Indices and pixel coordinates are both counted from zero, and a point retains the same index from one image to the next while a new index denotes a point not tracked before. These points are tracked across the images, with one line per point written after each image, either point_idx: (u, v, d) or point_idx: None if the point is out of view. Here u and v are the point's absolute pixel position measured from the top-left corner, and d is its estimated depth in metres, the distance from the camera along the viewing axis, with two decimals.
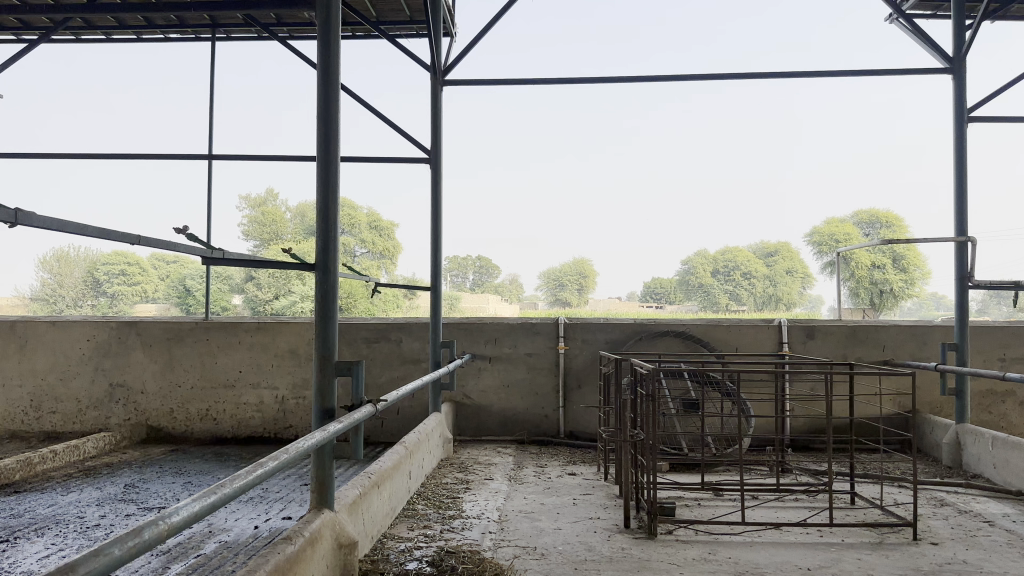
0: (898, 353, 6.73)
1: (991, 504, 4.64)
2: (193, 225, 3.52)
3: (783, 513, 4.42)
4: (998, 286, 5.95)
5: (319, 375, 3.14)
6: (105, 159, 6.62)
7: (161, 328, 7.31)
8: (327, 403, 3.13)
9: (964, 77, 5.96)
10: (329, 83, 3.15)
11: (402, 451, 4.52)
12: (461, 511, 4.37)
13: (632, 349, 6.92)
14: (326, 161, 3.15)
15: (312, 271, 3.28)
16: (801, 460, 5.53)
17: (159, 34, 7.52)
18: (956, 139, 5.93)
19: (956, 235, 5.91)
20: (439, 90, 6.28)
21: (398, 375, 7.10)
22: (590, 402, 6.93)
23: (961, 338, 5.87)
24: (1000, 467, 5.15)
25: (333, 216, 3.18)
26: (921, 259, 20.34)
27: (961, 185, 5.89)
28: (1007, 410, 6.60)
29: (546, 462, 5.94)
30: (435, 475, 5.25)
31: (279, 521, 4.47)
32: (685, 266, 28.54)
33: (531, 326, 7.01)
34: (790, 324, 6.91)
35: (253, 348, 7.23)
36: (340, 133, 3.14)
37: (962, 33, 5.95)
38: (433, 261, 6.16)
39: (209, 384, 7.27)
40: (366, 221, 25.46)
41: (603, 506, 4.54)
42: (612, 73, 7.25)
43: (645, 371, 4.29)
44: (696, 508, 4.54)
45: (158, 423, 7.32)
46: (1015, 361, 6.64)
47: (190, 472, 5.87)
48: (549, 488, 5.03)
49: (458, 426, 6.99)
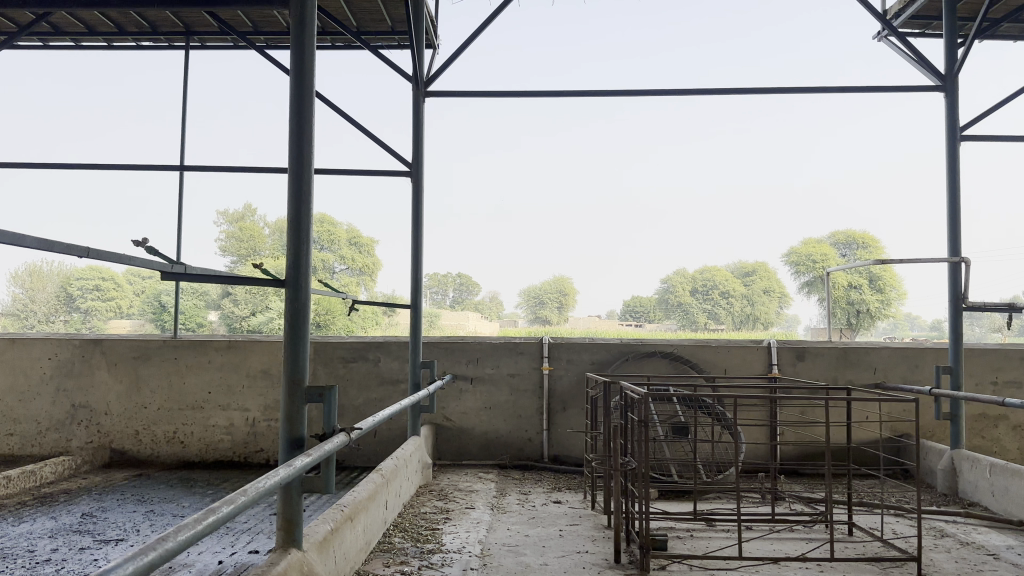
0: (889, 375, 6.57)
1: (993, 535, 4.45)
2: (153, 237, 3.16)
3: (781, 546, 4.18)
4: (992, 307, 5.81)
5: (286, 402, 2.88)
6: (68, 171, 6.26)
7: (127, 345, 6.99)
8: (296, 431, 2.88)
9: (956, 94, 5.85)
10: (302, 86, 2.92)
11: (378, 480, 4.23)
12: (440, 544, 4.10)
13: (618, 370, 6.72)
14: (297, 173, 2.91)
15: (279, 286, 3.02)
16: (794, 487, 5.33)
17: (131, 41, 7.30)
18: (948, 156, 5.81)
19: (950, 255, 5.77)
20: (421, 101, 6.04)
21: (376, 396, 6.82)
22: (575, 425, 6.71)
23: (956, 361, 5.70)
24: (998, 495, 4.97)
25: (306, 232, 2.93)
26: (897, 280, 20.42)
27: (954, 205, 5.76)
28: (1000, 435, 6.46)
29: (530, 488, 5.70)
30: (413, 504, 4.98)
31: (246, 554, 4.17)
32: (663, 285, 28.41)
33: (514, 345, 6.77)
34: (779, 345, 6.74)
35: (223, 368, 6.93)
36: (312, 142, 2.92)
37: (954, 51, 5.83)
38: (414, 275, 5.88)
39: (177, 405, 6.95)
40: (346, 237, 25.31)
41: (592, 538, 4.30)
42: (598, 90, 7.09)
43: (636, 397, 4.05)
44: (690, 540, 4.31)
45: (122, 445, 6.98)
46: (1008, 385, 6.50)
47: (154, 500, 5.55)
48: (533, 518, 4.78)
49: (437, 451, 6.72)
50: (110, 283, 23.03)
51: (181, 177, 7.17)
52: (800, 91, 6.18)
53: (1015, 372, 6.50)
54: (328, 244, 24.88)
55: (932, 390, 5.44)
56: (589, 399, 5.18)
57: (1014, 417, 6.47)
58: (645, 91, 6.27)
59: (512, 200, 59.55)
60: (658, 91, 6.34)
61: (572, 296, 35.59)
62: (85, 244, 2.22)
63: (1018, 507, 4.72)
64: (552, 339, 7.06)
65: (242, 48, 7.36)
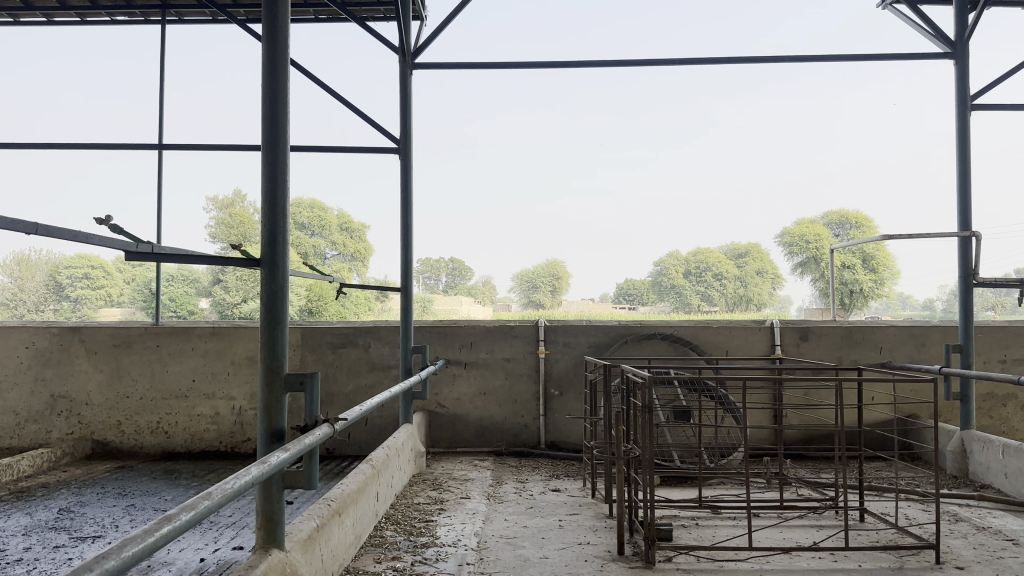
0: (895, 355, 6.39)
1: (1009, 519, 4.27)
2: (117, 216, 2.88)
3: (791, 535, 3.99)
4: (1005, 284, 5.59)
5: (265, 390, 2.66)
6: (34, 148, 5.91)
7: (107, 333, 6.74)
8: (276, 423, 2.65)
9: (967, 61, 5.61)
10: (275, 52, 2.67)
11: (368, 471, 4.01)
12: (435, 537, 3.90)
13: (616, 354, 6.51)
14: (272, 144, 2.67)
15: (254, 267, 2.77)
16: (799, 471, 5.14)
17: (105, 16, 7.01)
18: (959, 128, 5.57)
19: (959, 230, 5.56)
20: (408, 73, 5.76)
21: (366, 383, 6.61)
22: (572, 410, 6.51)
23: (965, 340, 5.51)
24: (1011, 476, 4.81)
25: (282, 209, 2.69)
26: (890, 259, 20.40)
27: (963, 178, 5.54)
28: (1009, 414, 6.28)
29: (527, 476, 5.49)
30: (406, 494, 4.77)
31: (230, 550, 3.96)
32: (657, 267, 28.36)
33: (509, 329, 6.56)
34: (782, 325, 6.54)
35: (207, 356, 6.69)
36: (288, 107, 2.67)
37: (964, 17, 5.61)
38: (403, 257, 5.64)
39: (161, 394, 6.72)
40: (337, 223, 24.85)
41: (593, 528, 4.11)
42: (592, 60, 6.80)
43: (639, 380, 3.82)
44: (695, 529, 4.12)
45: (104, 437, 6.75)
46: (1016, 362, 6.33)
47: (135, 493, 5.33)
48: (531, 507, 4.58)
49: (430, 438, 6.52)
50: (100, 271, 22.67)
51: (161, 156, 6.86)
52: (809, 58, 5.93)
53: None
54: (319, 229, 24.48)
55: (943, 368, 5.22)
56: (589, 382, 4.95)
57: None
58: (638, 61, 6.00)
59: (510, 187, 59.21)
60: (654, 61, 6.09)
61: (565, 279, 35.53)
62: (32, 219, 1.98)
63: None
64: (548, 322, 6.84)
65: (222, 22, 7.05)
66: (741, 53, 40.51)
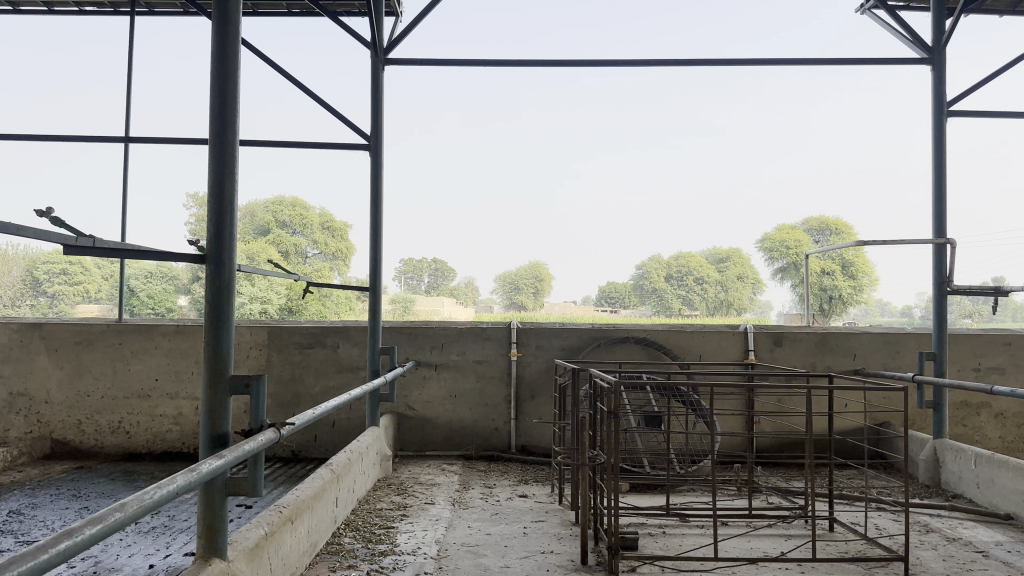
0: (869, 362, 6.35)
1: (979, 530, 4.22)
2: (60, 209, 2.70)
3: (758, 544, 3.90)
4: (979, 291, 5.56)
5: (207, 393, 2.53)
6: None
7: (69, 330, 6.56)
8: (219, 428, 2.54)
9: (944, 68, 5.58)
10: (225, 40, 2.57)
11: (327, 476, 3.88)
12: (393, 545, 3.78)
13: (590, 357, 6.43)
14: (219, 131, 2.55)
15: (200, 263, 2.64)
16: (769, 479, 5.08)
17: (72, 7, 6.84)
18: (934, 135, 5.54)
19: (934, 237, 5.51)
20: (379, 70, 5.63)
21: (334, 384, 6.48)
22: (543, 414, 6.41)
23: (939, 347, 5.46)
24: (983, 486, 4.77)
25: (229, 204, 2.56)
26: (870, 266, 20.29)
27: (939, 185, 5.50)
28: (983, 423, 6.26)
29: (495, 481, 5.39)
30: (368, 500, 4.64)
31: (179, 556, 3.83)
32: (639, 270, 28.18)
33: (481, 331, 6.45)
34: (756, 330, 6.47)
35: (171, 355, 6.53)
36: (237, 98, 2.56)
37: (942, 23, 5.57)
38: (373, 255, 5.51)
39: (122, 393, 6.55)
40: (318, 222, 24.70)
41: (557, 536, 4.01)
42: (568, 59, 6.70)
43: (605, 385, 3.73)
44: (662, 537, 4.02)
45: (64, 435, 6.57)
46: (990, 371, 6.31)
47: (90, 495, 5.17)
48: (496, 514, 4.47)
49: (399, 441, 6.40)
50: (78, 267, 21.63)
51: (127, 150, 6.68)
52: (788, 62, 5.86)
53: (998, 359, 6.31)
54: (301, 228, 24.30)
55: (916, 376, 5.16)
56: (558, 386, 4.85)
57: (997, 405, 6.27)
58: (615, 60, 5.88)
59: (493, 189, 58.94)
60: (632, 61, 6.01)
61: (547, 282, 35.55)
62: None
63: (1005, 500, 4.51)
64: (521, 324, 6.73)
65: (192, 13, 6.87)
66: (726, 55, 40.45)
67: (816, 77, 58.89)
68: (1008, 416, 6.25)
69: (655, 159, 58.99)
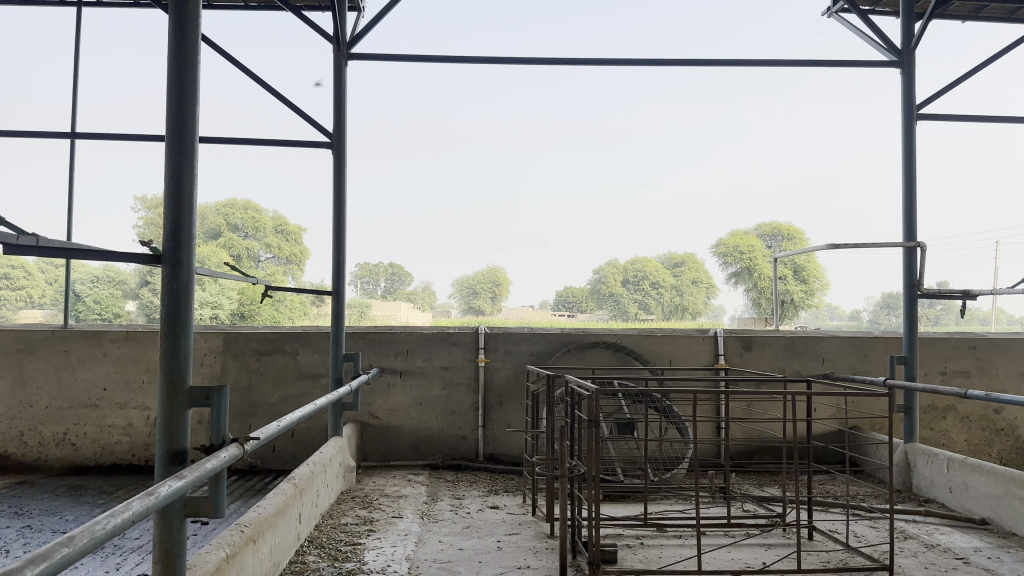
0: (838, 366, 6.32)
1: (959, 536, 4.18)
2: None
3: (740, 555, 3.80)
4: (946, 295, 5.57)
5: (163, 407, 2.32)
6: None
7: (11, 337, 6.20)
8: (177, 443, 2.33)
9: (913, 70, 5.58)
10: (185, 23, 2.36)
11: (290, 491, 3.67)
12: (361, 563, 3.58)
13: (559, 364, 6.30)
14: (179, 118, 2.35)
15: (155, 264, 2.41)
16: (743, 487, 4.98)
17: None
18: (905, 140, 5.53)
19: (905, 240, 5.50)
20: (342, 65, 5.42)
21: (293, 393, 6.23)
22: (512, 422, 6.25)
23: (910, 352, 5.45)
24: (956, 491, 4.75)
25: (188, 205, 2.35)
26: (820, 271, 20.96)
27: (909, 188, 5.50)
28: (949, 426, 6.29)
29: (464, 492, 5.20)
30: (332, 514, 4.43)
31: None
32: (596, 275, 28.27)
33: (447, 335, 6.27)
34: (725, 335, 6.42)
35: (120, 363, 6.20)
36: (197, 88, 2.35)
37: (910, 27, 5.59)
38: (336, 256, 5.28)
39: (67, 402, 6.21)
40: (271, 225, 24.22)
41: (534, 550, 3.84)
42: (535, 57, 6.54)
43: (585, 392, 3.57)
44: (641, 549, 3.89)
45: (6, 450, 6.20)
46: (955, 375, 6.34)
47: (34, 513, 4.84)
48: (468, 527, 4.29)
49: (362, 451, 6.17)
50: (22, 270, 20.53)
51: (74, 146, 6.34)
52: (759, 63, 5.79)
53: (962, 362, 6.35)
54: (252, 231, 23.92)
55: (888, 377, 5.14)
56: (531, 393, 4.68)
57: (962, 408, 6.30)
58: (585, 61, 5.76)
59: (457, 195, 58.56)
60: (603, 61, 5.86)
61: (506, 287, 35.45)
62: None
63: (980, 504, 4.48)
64: (488, 329, 6.57)
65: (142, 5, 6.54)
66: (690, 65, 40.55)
67: (775, 87, 59.67)
68: (973, 419, 6.29)
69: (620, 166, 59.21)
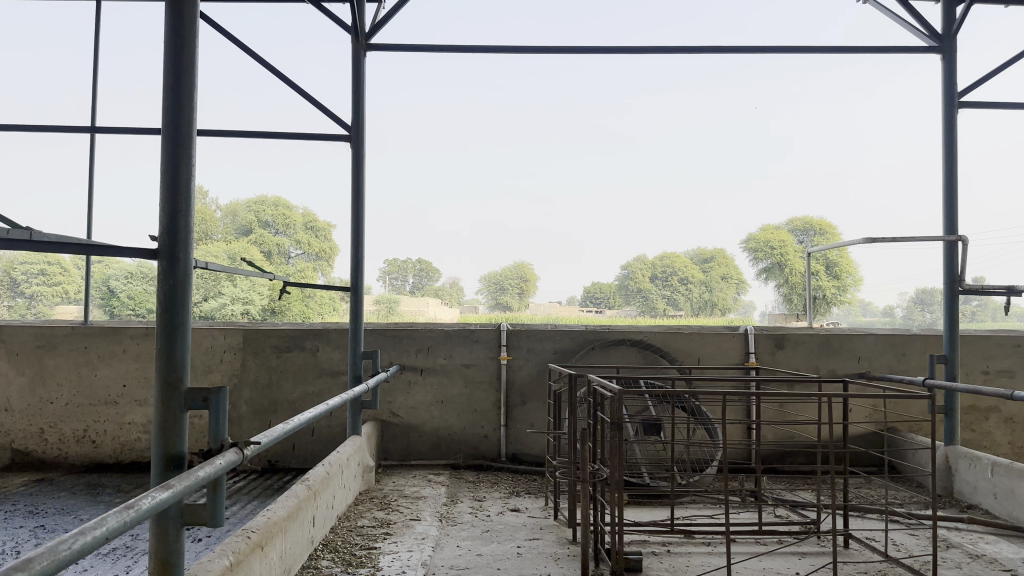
0: (875, 364, 6.08)
1: (1004, 546, 3.95)
2: None
3: (771, 563, 3.62)
4: (988, 291, 5.31)
5: (159, 408, 2.21)
6: None
7: (31, 333, 6.17)
8: (173, 446, 2.21)
9: (954, 55, 5.32)
10: (181, 13, 2.23)
11: (303, 493, 3.56)
12: (376, 568, 3.46)
13: (584, 361, 6.14)
14: (174, 101, 2.22)
15: (149, 259, 2.27)
16: (773, 492, 4.78)
17: None
18: (945, 128, 5.27)
19: (945, 234, 5.24)
20: (360, 55, 5.28)
21: (313, 391, 6.14)
22: (535, 421, 6.10)
23: (950, 350, 5.20)
24: (1001, 497, 4.50)
25: (185, 197, 2.23)
26: (853, 265, 20.27)
27: (949, 178, 5.24)
28: (991, 428, 6.02)
29: (485, 494, 5.06)
30: (348, 516, 4.31)
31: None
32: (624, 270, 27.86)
33: (469, 333, 6.14)
34: (757, 333, 6.19)
35: (140, 358, 6.17)
36: (194, 76, 2.23)
37: (952, 10, 5.32)
38: (354, 251, 5.16)
39: (88, 400, 6.17)
40: (301, 221, 24.26)
41: (555, 556, 3.69)
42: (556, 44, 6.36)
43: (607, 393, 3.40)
44: (667, 557, 3.71)
45: (27, 446, 6.19)
46: (999, 374, 6.07)
47: (49, 511, 4.80)
48: (487, 531, 4.15)
49: (382, 450, 6.08)
50: (58, 268, 20.78)
51: (92, 141, 6.28)
52: (792, 48, 5.55)
53: (1007, 361, 6.07)
54: (283, 227, 23.93)
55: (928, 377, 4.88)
56: (553, 393, 4.51)
57: (1007, 409, 6.02)
58: (608, 48, 5.57)
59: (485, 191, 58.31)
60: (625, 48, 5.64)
61: (532, 282, 35.23)
62: None
63: None
64: (510, 325, 6.41)
65: None
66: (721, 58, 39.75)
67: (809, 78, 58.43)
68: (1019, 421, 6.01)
69: (650, 159, 58.45)
